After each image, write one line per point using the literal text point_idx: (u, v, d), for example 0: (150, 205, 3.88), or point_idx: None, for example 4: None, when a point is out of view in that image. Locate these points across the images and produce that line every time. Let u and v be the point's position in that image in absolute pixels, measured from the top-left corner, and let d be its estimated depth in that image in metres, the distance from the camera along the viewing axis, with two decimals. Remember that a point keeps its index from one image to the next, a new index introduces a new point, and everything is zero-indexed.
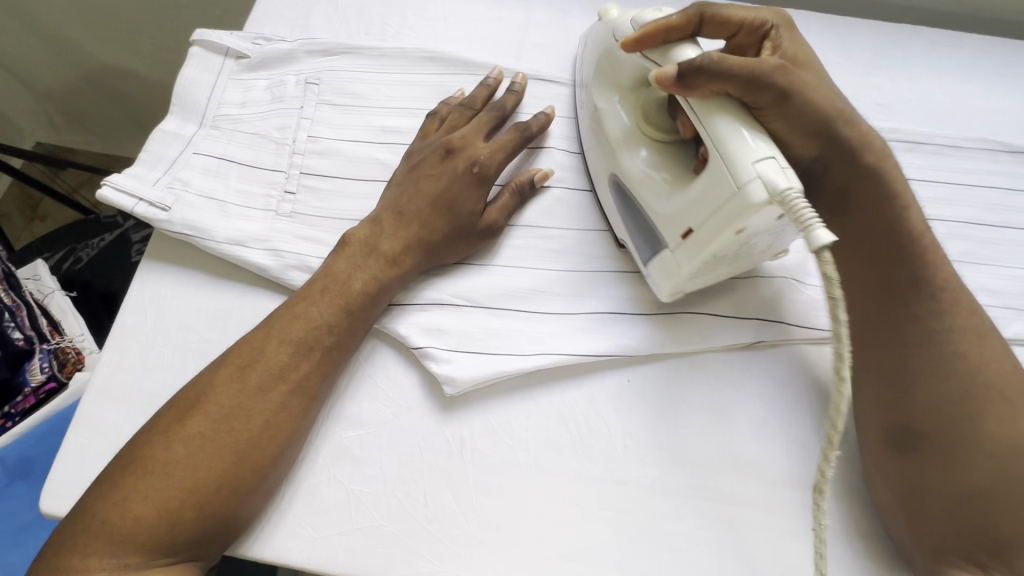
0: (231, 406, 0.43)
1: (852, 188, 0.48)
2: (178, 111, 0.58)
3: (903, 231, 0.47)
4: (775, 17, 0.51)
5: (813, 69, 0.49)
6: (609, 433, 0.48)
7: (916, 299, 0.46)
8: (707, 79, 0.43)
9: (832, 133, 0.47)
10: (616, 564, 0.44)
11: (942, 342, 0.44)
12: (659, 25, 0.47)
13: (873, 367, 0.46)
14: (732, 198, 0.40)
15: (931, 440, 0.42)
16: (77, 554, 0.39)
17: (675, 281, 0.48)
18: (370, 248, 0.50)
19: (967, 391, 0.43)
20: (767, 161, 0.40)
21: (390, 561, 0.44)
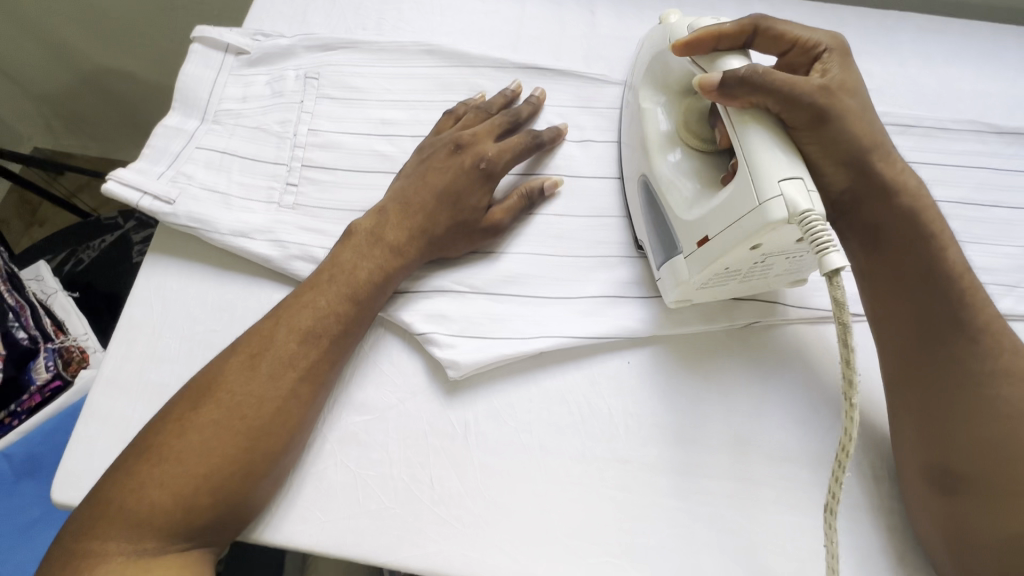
0: (242, 394, 0.44)
1: (887, 225, 0.46)
2: (180, 107, 0.59)
3: (942, 271, 0.44)
4: (831, 40, 0.49)
5: (860, 96, 0.47)
6: (611, 414, 0.49)
7: (958, 342, 0.43)
8: (749, 90, 0.43)
9: (866, 165, 0.45)
10: (620, 541, 0.45)
11: (984, 386, 0.42)
12: (711, 31, 0.47)
13: (909, 405, 0.45)
14: (752, 212, 0.40)
15: (974, 482, 0.41)
16: (94, 540, 0.39)
17: (685, 286, 0.48)
18: (375, 237, 0.51)
19: (1009, 436, 0.41)
20: (793, 181, 0.40)
21: (398, 543, 0.45)
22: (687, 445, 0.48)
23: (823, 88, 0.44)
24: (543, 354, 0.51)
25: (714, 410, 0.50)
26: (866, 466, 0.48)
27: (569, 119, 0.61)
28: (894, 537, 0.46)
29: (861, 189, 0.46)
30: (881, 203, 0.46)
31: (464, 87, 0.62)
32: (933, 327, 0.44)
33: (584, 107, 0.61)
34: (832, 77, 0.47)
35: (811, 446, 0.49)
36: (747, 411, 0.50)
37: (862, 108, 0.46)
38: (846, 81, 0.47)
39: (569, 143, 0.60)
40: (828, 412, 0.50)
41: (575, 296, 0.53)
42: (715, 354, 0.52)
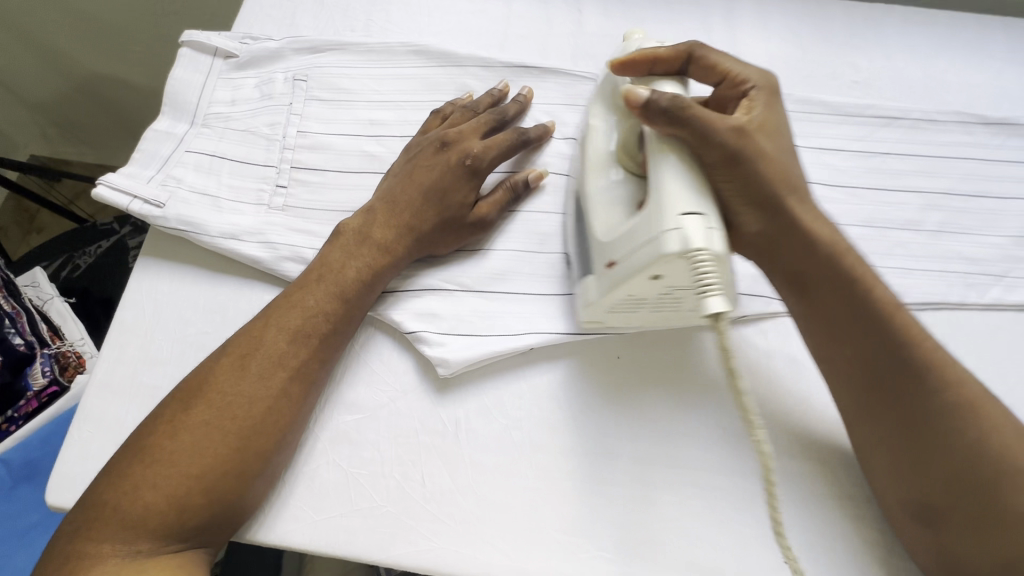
0: (233, 394, 0.44)
1: (807, 270, 0.45)
2: (170, 111, 0.60)
3: (876, 315, 0.43)
4: (761, 78, 0.48)
5: (780, 137, 0.46)
6: (590, 427, 0.49)
7: (905, 382, 0.42)
8: (666, 120, 0.43)
9: (778, 210, 0.44)
10: (611, 537, 0.45)
11: (937, 421, 0.41)
12: (646, 54, 0.48)
13: (873, 444, 0.43)
14: (650, 241, 0.40)
15: (949, 510, 0.40)
16: (90, 542, 0.39)
17: (595, 308, 0.47)
18: (362, 236, 0.52)
19: (969, 465, 0.39)
20: (693, 217, 0.40)
21: (390, 540, 0.45)
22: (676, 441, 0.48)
23: (737, 129, 0.43)
24: (535, 350, 0.51)
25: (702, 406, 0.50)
26: None
27: (556, 117, 0.61)
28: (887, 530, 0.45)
29: (784, 233, 0.45)
30: (807, 249, 0.45)
31: (452, 86, 0.63)
32: (883, 370, 0.42)
33: (572, 105, 0.62)
34: (754, 116, 0.46)
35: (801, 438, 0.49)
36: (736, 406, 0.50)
37: (779, 150, 0.46)
38: (766, 121, 0.46)
39: (556, 141, 0.60)
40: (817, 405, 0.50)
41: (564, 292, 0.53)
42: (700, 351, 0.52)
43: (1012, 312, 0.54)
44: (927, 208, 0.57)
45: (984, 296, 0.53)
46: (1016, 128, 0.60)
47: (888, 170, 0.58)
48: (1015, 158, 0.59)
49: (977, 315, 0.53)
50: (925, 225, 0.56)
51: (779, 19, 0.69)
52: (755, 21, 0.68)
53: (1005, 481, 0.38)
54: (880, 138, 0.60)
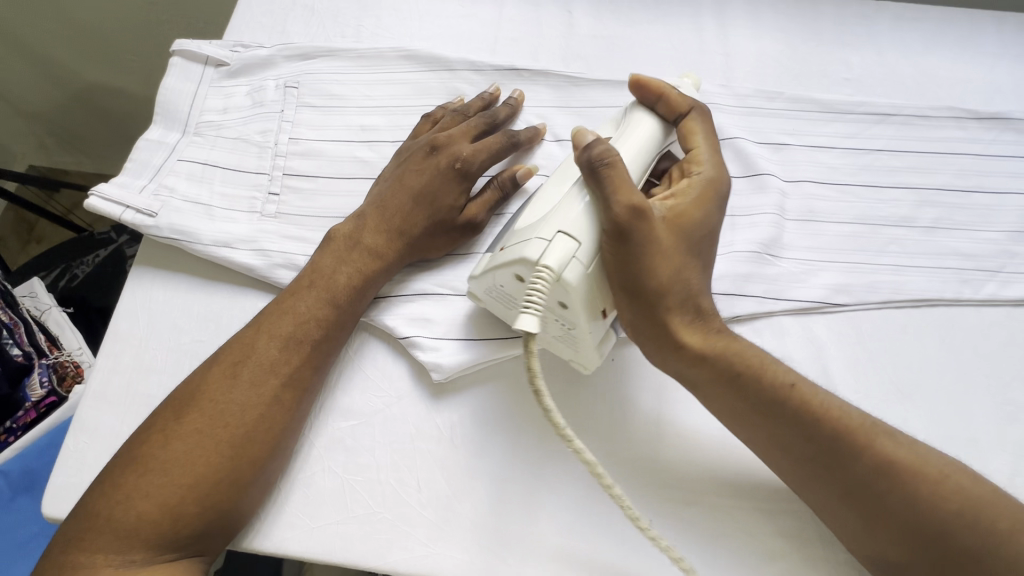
0: (225, 402, 0.44)
1: (697, 367, 0.43)
2: (162, 120, 0.60)
3: (779, 400, 0.41)
4: (713, 170, 0.47)
5: (691, 233, 0.44)
6: (570, 454, 0.48)
7: (827, 463, 0.40)
8: (586, 171, 0.42)
9: (661, 308, 0.42)
10: (609, 541, 0.45)
11: (874, 484, 0.39)
12: (660, 87, 0.48)
13: (822, 508, 0.42)
14: (525, 240, 0.42)
15: (911, 564, 0.39)
16: (84, 552, 0.39)
17: (477, 285, 0.47)
18: (353, 243, 0.52)
19: (922, 519, 0.38)
20: (565, 239, 0.41)
21: (387, 547, 0.45)
22: (670, 445, 0.48)
23: (640, 210, 0.41)
24: None
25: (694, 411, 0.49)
26: None
27: (547, 120, 0.61)
28: None
29: (654, 326, 0.43)
30: (677, 346, 0.43)
31: (443, 90, 0.63)
32: (802, 455, 0.41)
33: (563, 107, 0.62)
34: (675, 204, 0.45)
35: None
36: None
37: (682, 245, 0.43)
38: (685, 213, 0.44)
39: (547, 143, 0.60)
40: None
41: None
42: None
43: (1008, 308, 0.53)
44: (921, 204, 0.57)
45: (980, 292, 0.53)
46: (1010, 123, 0.60)
47: (881, 167, 0.58)
48: (1008, 153, 0.59)
49: (973, 311, 0.53)
50: (918, 221, 0.56)
51: (769, 17, 0.69)
52: (745, 20, 0.68)
53: (955, 538, 0.37)
54: (873, 135, 0.60)
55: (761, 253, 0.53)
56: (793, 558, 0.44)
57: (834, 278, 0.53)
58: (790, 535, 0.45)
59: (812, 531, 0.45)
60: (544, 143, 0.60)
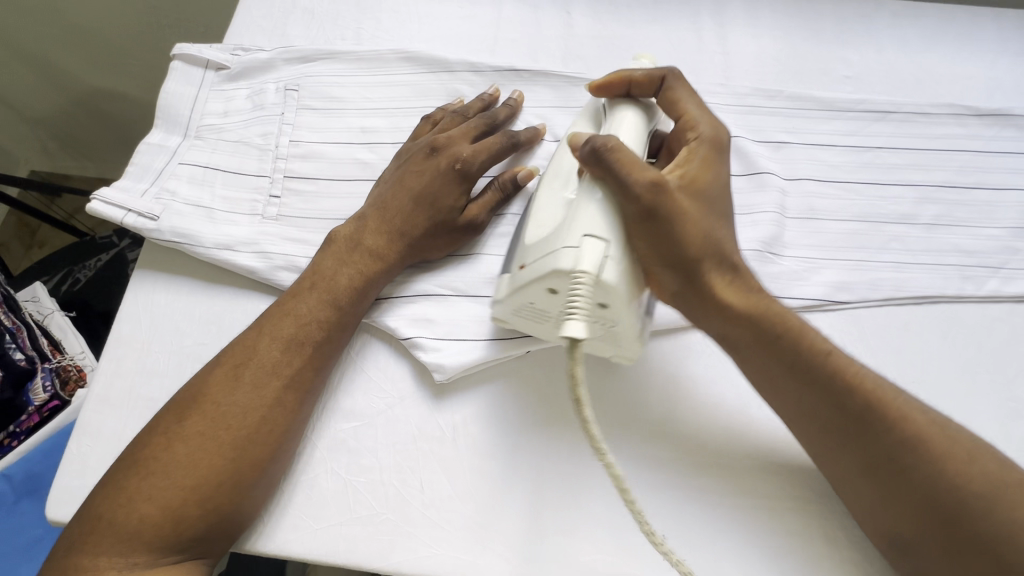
0: (227, 404, 0.44)
1: (731, 331, 0.44)
2: (163, 124, 0.60)
3: (802, 368, 0.42)
4: (712, 130, 0.47)
5: (710, 195, 0.45)
6: (572, 453, 0.48)
7: (850, 430, 0.41)
8: (594, 162, 0.42)
9: (696, 273, 0.43)
10: (612, 541, 0.45)
11: (899, 456, 0.39)
12: (622, 76, 0.49)
13: (843, 481, 0.42)
14: (551, 253, 0.40)
15: (923, 542, 0.39)
16: (87, 554, 0.40)
17: (503, 309, 0.45)
18: (354, 244, 0.52)
19: (936, 500, 0.38)
20: (594, 241, 0.40)
21: (390, 548, 0.45)
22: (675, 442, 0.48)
23: (656, 182, 0.41)
24: (532, 354, 0.51)
25: (699, 408, 0.49)
26: None
27: (547, 120, 0.61)
28: None
29: (693, 291, 0.43)
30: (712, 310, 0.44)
31: (443, 92, 0.63)
32: (832, 422, 0.41)
33: (562, 107, 0.62)
34: (687, 170, 0.45)
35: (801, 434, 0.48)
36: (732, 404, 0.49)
37: (705, 210, 0.44)
38: (700, 177, 0.45)
39: (547, 143, 0.60)
40: None
41: None
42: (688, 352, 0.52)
43: (1010, 304, 0.53)
44: (922, 201, 0.57)
45: (983, 289, 0.53)
46: (1011, 119, 0.60)
47: (881, 164, 0.58)
48: (1009, 149, 0.59)
49: (975, 307, 0.53)
50: (919, 218, 0.56)
51: (768, 16, 0.69)
52: (744, 19, 0.68)
53: (975, 521, 0.37)
54: (873, 133, 0.60)
55: (763, 252, 0.54)
56: (797, 556, 0.44)
57: (835, 276, 0.53)
58: (796, 532, 0.45)
59: (817, 529, 0.45)
60: (544, 143, 0.60)
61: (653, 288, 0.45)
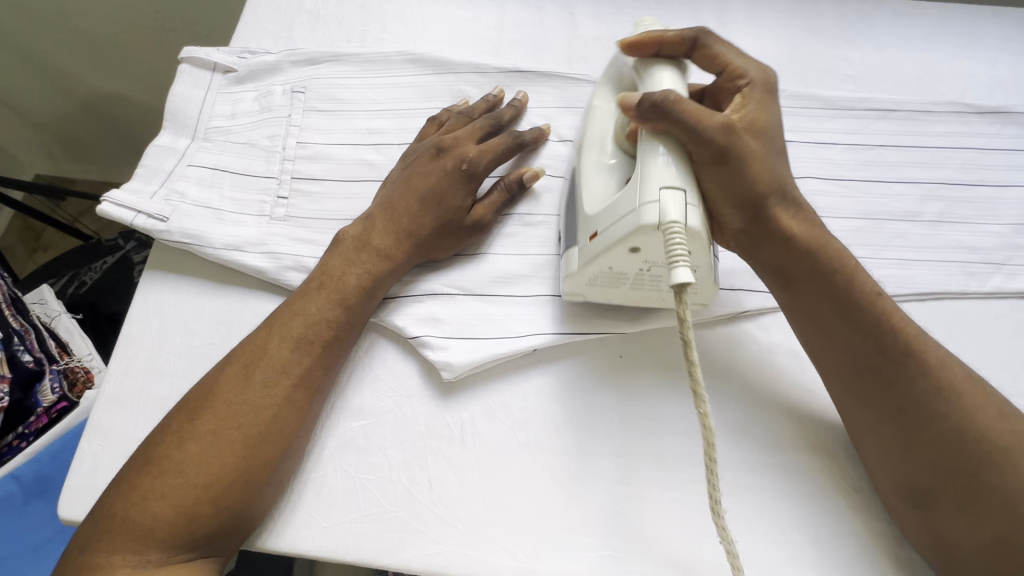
0: (238, 403, 0.45)
1: (790, 264, 0.47)
2: (171, 126, 0.61)
3: (855, 304, 0.45)
4: (759, 74, 0.49)
5: (771, 136, 0.47)
6: (579, 448, 0.48)
7: (891, 369, 0.43)
8: (658, 115, 0.44)
9: (765, 210, 0.46)
10: (621, 536, 0.45)
11: (925, 403, 0.42)
12: (652, 35, 0.49)
13: (868, 428, 0.45)
14: (632, 212, 0.43)
15: (941, 494, 0.41)
16: (101, 552, 0.40)
17: (576, 279, 0.48)
18: (362, 244, 0.52)
19: (959, 449, 0.41)
20: (674, 191, 0.42)
21: (399, 545, 0.45)
22: (682, 436, 0.48)
23: (727, 126, 0.44)
24: (538, 351, 0.52)
25: (714, 387, 0.50)
26: None
27: (552, 120, 0.62)
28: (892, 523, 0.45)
29: (761, 225, 0.46)
30: (770, 244, 0.47)
31: (448, 93, 0.63)
32: (869, 366, 0.44)
33: (567, 107, 0.62)
34: (746, 113, 0.47)
35: (806, 429, 0.49)
36: (741, 390, 0.50)
37: (769, 150, 0.46)
38: (759, 119, 0.47)
39: (552, 143, 0.60)
40: (819, 400, 0.50)
41: None
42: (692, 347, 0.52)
43: (1013, 300, 0.54)
44: (925, 199, 0.57)
45: (986, 285, 0.53)
46: (1012, 117, 0.60)
47: (884, 162, 0.59)
48: (1011, 147, 0.59)
49: (979, 303, 0.53)
50: (923, 216, 0.56)
51: (770, 16, 0.69)
52: (746, 18, 0.69)
53: (983, 472, 0.40)
54: (875, 131, 0.60)
55: None
56: (804, 547, 0.44)
57: None
58: (804, 524, 0.45)
59: (820, 523, 0.45)
60: (549, 143, 0.61)
61: (718, 228, 0.48)
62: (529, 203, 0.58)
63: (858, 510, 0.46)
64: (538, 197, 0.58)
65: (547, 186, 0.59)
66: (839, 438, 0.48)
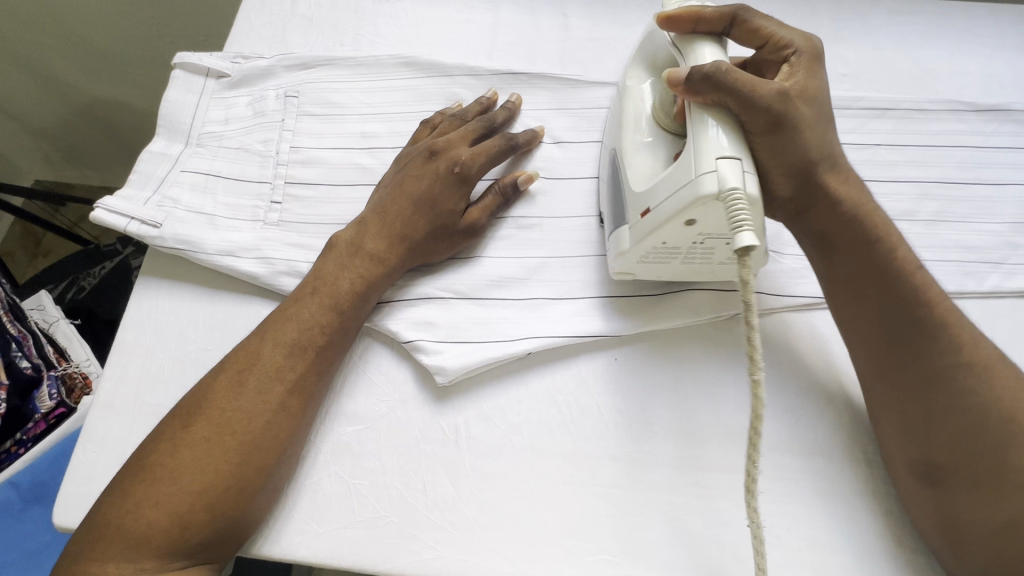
0: (232, 410, 0.45)
1: (836, 232, 0.47)
2: (165, 132, 0.61)
3: (893, 272, 0.45)
4: (805, 42, 0.48)
5: (822, 103, 0.47)
6: (574, 452, 0.48)
7: (924, 338, 0.43)
8: (711, 87, 0.43)
9: (814, 176, 0.46)
10: (616, 540, 0.45)
11: (954, 380, 0.42)
12: (692, 11, 0.48)
13: (890, 400, 0.44)
14: (687, 185, 0.41)
15: (955, 472, 0.41)
16: (94, 561, 0.40)
17: (628, 257, 0.48)
18: (355, 248, 0.52)
19: (980, 427, 0.40)
20: (730, 160, 0.40)
21: (394, 551, 0.45)
22: (678, 437, 0.48)
23: (782, 93, 0.44)
24: (532, 355, 0.51)
25: (710, 389, 0.50)
26: (861, 448, 0.47)
27: (546, 122, 0.61)
28: (891, 525, 0.45)
29: (812, 193, 0.46)
30: (814, 214, 0.47)
31: (441, 96, 0.63)
32: (902, 335, 0.44)
33: (561, 109, 0.62)
34: (796, 81, 0.47)
35: (805, 430, 0.48)
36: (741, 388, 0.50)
37: (820, 117, 0.46)
38: (808, 87, 0.47)
39: (546, 145, 0.60)
40: (817, 400, 0.49)
41: (562, 297, 0.53)
42: (686, 346, 0.52)
43: (1011, 300, 0.53)
44: (921, 197, 0.56)
45: (985, 284, 0.53)
46: (1009, 114, 0.60)
47: (880, 161, 0.58)
48: (1008, 144, 0.59)
49: (977, 303, 0.53)
50: (920, 215, 0.56)
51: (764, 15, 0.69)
52: None
53: (1007, 453, 0.39)
54: (870, 130, 0.60)
55: (764, 250, 0.54)
56: (803, 550, 0.44)
57: None
58: (803, 528, 0.45)
59: (819, 525, 0.45)
60: (542, 145, 0.61)
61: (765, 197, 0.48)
62: (523, 205, 0.58)
63: (857, 510, 0.45)
64: (532, 200, 0.58)
65: (541, 189, 0.58)
66: (837, 440, 0.48)
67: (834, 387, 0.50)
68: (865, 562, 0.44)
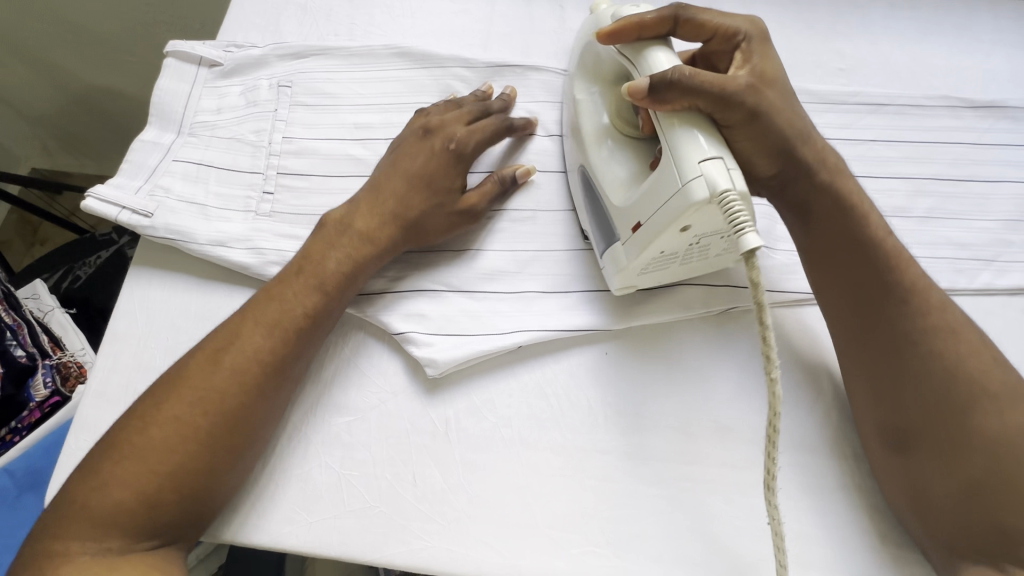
0: (206, 389, 0.44)
1: (814, 198, 0.47)
2: (157, 121, 0.61)
3: (867, 240, 0.46)
4: (751, 26, 0.49)
5: (782, 85, 0.47)
6: (566, 445, 0.48)
7: (892, 308, 0.44)
8: (680, 94, 0.42)
9: (794, 152, 0.46)
10: (604, 532, 0.45)
11: (921, 344, 0.43)
12: (632, 20, 0.46)
13: (861, 371, 0.45)
14: (674, 194, 0.41)
15: (922, 437, 0.42)
16: (59, 539, 0.40)
17: (628, 273, 0.48)
18: (344, 230, 0.52)
19: (946, 391, 0.42)
20: (714, 161, 0.40)
21: (383, 540, 0.45)
22: (668, 431, 0.48)
23: (749, 84, 0.44)
24: (522, 347, 0.51)
25: (701, 383, 0.50)
26: (848, 443, 0.48)
27: (540, 115, 0.61)
28: (876, 520, 0.45)
29: (795, 164, 0.47)
30: (795, 182, 0.47)
31: (436, 87, 0.63)
32: (870, 301, 0.45)
33: (556, 102, 0.62)
34: (751, 67, 0.47)
35: (794, 425, 0.48)
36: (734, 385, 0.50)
37: (784, 96, 0.47)
38: (766, 71, 0.47)
39: (540, 137, 0.60)
40: (808, 397, 0.49)
41: (552, 290, 0.53)
42: (678, 341, 0.52)
43: (1003, 297, 0.53)
44: (914, 194, 0.56)
45: (978, 282, 0.53)
46: (1005, 111, 0.60)
47: (875, 157, 0.58)
48: (1004, 141, 0.59)
49: (969, 299, 0.53)
50: (913, 211, 0.56)
51: (762, 8, 0.68)
52: (737, 10, 0.68)
53: (970, 414, 0.41)
54: (866, 125, 0.59)
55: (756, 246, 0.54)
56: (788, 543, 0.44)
57: None
58: (788, 522, 0.45)
59: (805, 518, 0.45)
60: (535, 138, 0.60)
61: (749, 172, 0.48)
62: (516, 199, 0.58)
63: (843, 505, 0.46)
64: (524, 192, 0.58)
65: (535, 184, 0.58)
66: (825, 434, 0.48)
67: (825, 384, 0.50)
68: (851, 557, 0.44)
